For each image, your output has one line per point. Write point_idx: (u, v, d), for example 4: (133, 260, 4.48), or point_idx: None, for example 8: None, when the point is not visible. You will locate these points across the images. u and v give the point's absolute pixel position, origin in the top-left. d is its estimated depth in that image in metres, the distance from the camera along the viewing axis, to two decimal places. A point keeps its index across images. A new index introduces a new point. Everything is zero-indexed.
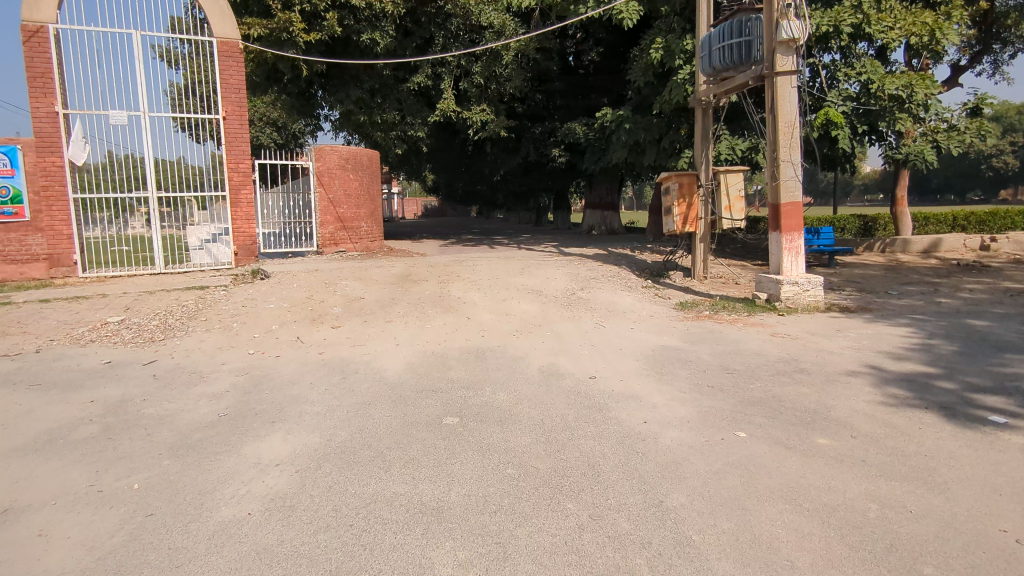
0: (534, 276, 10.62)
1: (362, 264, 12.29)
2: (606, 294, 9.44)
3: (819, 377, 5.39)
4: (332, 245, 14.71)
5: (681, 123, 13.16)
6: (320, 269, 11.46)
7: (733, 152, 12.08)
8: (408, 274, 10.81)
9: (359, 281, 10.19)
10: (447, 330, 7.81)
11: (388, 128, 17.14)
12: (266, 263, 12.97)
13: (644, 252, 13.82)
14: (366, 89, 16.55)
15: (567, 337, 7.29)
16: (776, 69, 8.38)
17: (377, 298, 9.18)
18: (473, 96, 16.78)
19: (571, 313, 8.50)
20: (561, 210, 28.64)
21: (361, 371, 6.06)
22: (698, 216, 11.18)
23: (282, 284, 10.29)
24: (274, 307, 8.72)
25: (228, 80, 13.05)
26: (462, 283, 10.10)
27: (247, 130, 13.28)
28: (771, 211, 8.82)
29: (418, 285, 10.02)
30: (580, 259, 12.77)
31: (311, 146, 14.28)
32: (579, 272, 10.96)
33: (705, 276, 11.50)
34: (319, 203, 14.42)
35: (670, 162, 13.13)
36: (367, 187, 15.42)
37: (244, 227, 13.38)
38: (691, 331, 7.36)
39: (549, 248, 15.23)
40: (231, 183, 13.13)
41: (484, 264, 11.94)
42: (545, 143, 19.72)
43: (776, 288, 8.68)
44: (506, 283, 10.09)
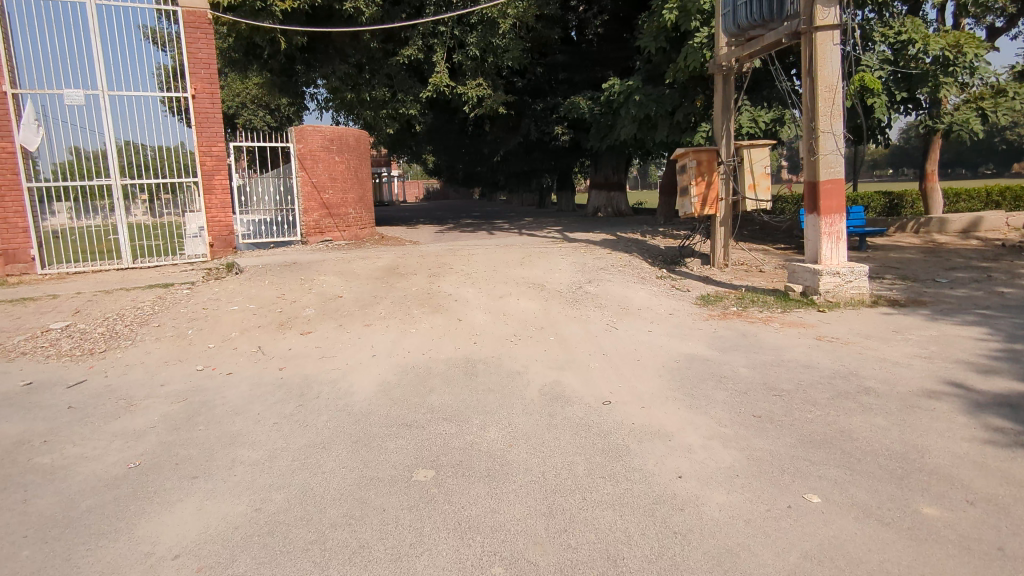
0: (535, 267, 9.49)
1: (347, 255, 11.19)
2: (617, 287, 8.33)
3: (893, 401, 4.27)
4: (317, 234, 13.59)
5: (697, 94, 11.93)
6: (299, 262, 10.38)
7: (757, 125, 10.85)
8: (395, 266, 9.70)
9: (338, 276, 9.10)
10: (435, 335, 6.74)
11: (377, 106, 15.96)
12: (243, 255, 11.88)
13: (656, 237, 12.68)
14: (353, 64, 15.46)
15: (573, 343, 6.19)
16: (815, 24, 7.15)
17: (357, 296, 8.10)
18: (469, 70, 15.54)
19: (577, 311, 7.42)
20: (564, 191, 27.41)
21: (324, 395, 5.00)
22: (718, 197, 9.99)
23: (254, 280, 9.21)
24: (238, 309, 7.64)
25: (196, 54, 11.82)
26: (455, 276, 9.00)
27: (219, 109, 12.09)
28: (808, 190, 7.63)
29: (405, 279, 8.93)
30: (586, 245, 11.64)
31: (291, 127, 13.09)
32: (586, 262, 9.85)
33: (725, 263, 10.35)
34: (302, 188, 13.28)
35: (684, 137, 11.91)
36: (354, 170, 14.22)
37: (220, 216, 12.27)
38: (719, 335, 6.26)
39: (552, 234, 14.08)
40: (203, 168, 11.98)
41: (480, 253, 10.82)
42: (547, 120, 18.51)
43: (813, 279, 7.54)
44: (504, 276, 8.99)
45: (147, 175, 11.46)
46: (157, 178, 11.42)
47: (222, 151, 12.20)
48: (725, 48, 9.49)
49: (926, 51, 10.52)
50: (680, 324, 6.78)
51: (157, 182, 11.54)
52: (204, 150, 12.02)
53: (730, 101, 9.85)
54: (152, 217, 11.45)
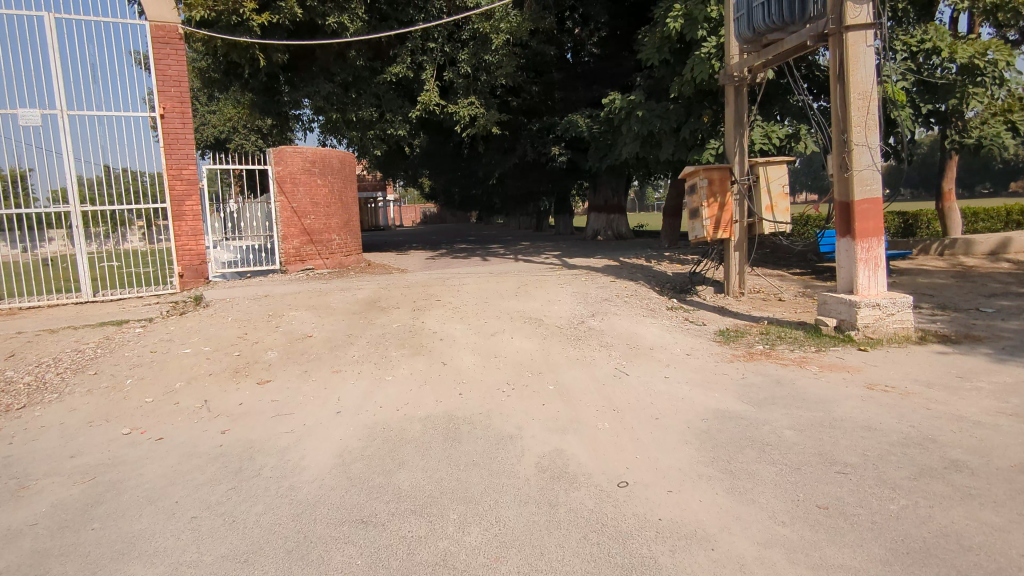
0: (532, 299, 8.53)
1: (326, 286, 10.23)
2: (624, 322, 7.37)
3: (997, 483, 3.28)
4: (298, 261, 12.64)
5: (704, 108, 11.11)
6: (272, 295, 9.41)
7: (771, 140, 10.02)
8: (376, 299, 8.73)
9: (313, 311, 8.12)
10: (414, 383, 5.75)
11: (364, 127, 15.22)
12: (215, 287, 10.97)
13: (662, 262, 11.76)
14: (338, 83, 14.64)
15: (576, 395, 5.21)
16: (846, 22, 6.30)
17: (329, 336, 7.11)
18: (461, 88, 14.80)
19: (580, 351, 6.45)
20: (561, 214, 26.62)
21: (268, 472, 4.00)
22: (732, 219, 9.09)
23: (217, 316, 8.21)
24: (190, 353, 6.63)
25: (164, 71, 11.03)
26: (442, 310, 8.04)
27: (190, 130, 11.27)
28: (840, 210, 6.72)
29: (386, 314, 7.96)
30: (588, 273, 10.70)
31: (269, 148, 12.25)
32: (588, 291, 8.90)
33: (741, 291, 9.41)
34: (281, 214, 12.36)
35: (690, 155, 11.07)
36: (338, 194, 13.35)
37: (190, 244, 11.42)
38: (750, 383, 5.28)
39: (550, 259, 13.16)
40: (172, 193, 11.15)
41: (471, 283, 9.87)
42: (543, 140, 17.75)
43: (849, 312, 6.58)
44: (497, 310, 8.03)
45: (108, 200, 10.60)
46: (119, 204, 10.61)
47: (195, 173, 11.37)
48: (738, 57, 8.70)
49: (952, 60, 9.77)
50: (702, 367, 5.81)
51: (120, 209, 10.71)
52: (171, 173, 11.15)
53: (743, 114, 9.02)
54: (114, 245, 10.54)
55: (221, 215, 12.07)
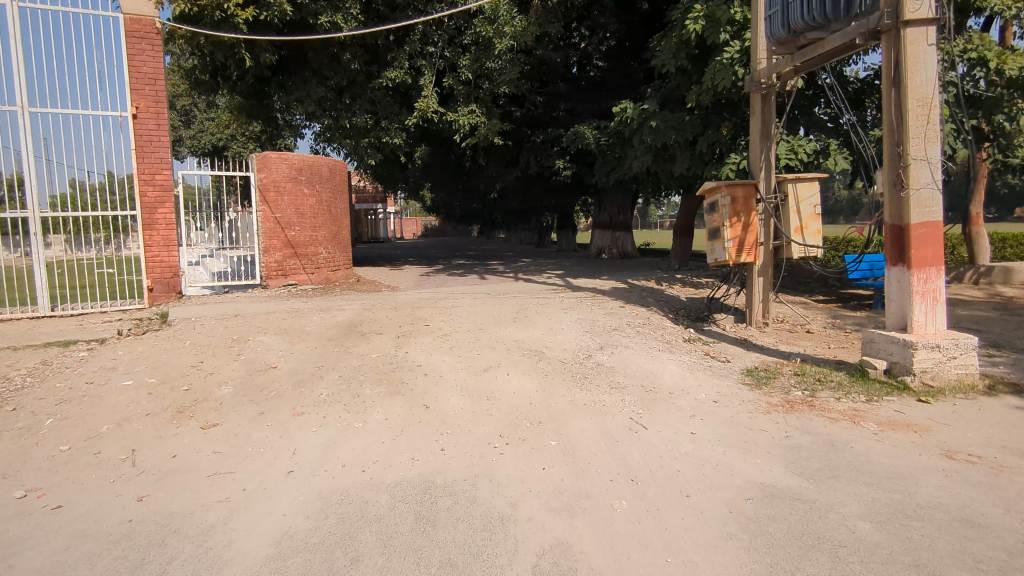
0: (532, 326, 7.58)
1: (306, 305, 9.30)
2: (638, 357, 6.42)
3: None
4: (280, 276, 11.72)
5: (721, 121, 10.28)
6: (244, 314, 8.46)
7: (798, 155, 9.13)
8: (356, 323, 7.77)
9: (284, 336, 7.15)
10: (388, 432, 4.77)
11: (358, 135, 14.39)
12: (186, 303, 10.05)
13: (674, 286, 10.84)
14: (331, 87, 13.85)
15: (583, 457, 4.25)
16: (903, 17, 5.43)
17: (297, 368, 6.14)
18: (461, 95, 14.01)
19: (588, 394, 5.50)
20: (564, 230, 25.74)
21: (178, 570, 3.01)
22: (757, 241, 8.17)
23: (175, 338, 7.22)
24: (131, 386, 5.63)
25: (138, 68, 10.19)
26: (430, 338, 7.10)
27: (165, 132, 10.40)
28: (891, 234, 5.78)
29: (366, 341, 7.00)
30: (594, 296, 9.77)
31: (253, 154, 11.40)
32: (595, 319, 7.95)
33: (765, 321, 8.46)
34: (263, 224, 11.46)
35: (707, 170, 10.21)
36: (327, 205, 12.45)
37: (162, 255, 10.51)
38: (797, 445, 4.31)
39: (552, 280, 12.23)
40: (143, 200, 10.28)
41: (466, 305, 8.94)
42: (547, 153, 16.96)
43: (903, 354, 5.62)
44: (492, 339, 7.08)
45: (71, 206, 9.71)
46: (82, 210, 9.72)
47: (170, 178, 10.51)
48: (766, 62, 7.87)
49: (999, 72, 8.94)
50: (736, 421, 4.83)
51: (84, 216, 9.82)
52: (143, 178, 10.29)
53: (771, 125, 8.14)
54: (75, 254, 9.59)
55: (197, 224, 11.12)
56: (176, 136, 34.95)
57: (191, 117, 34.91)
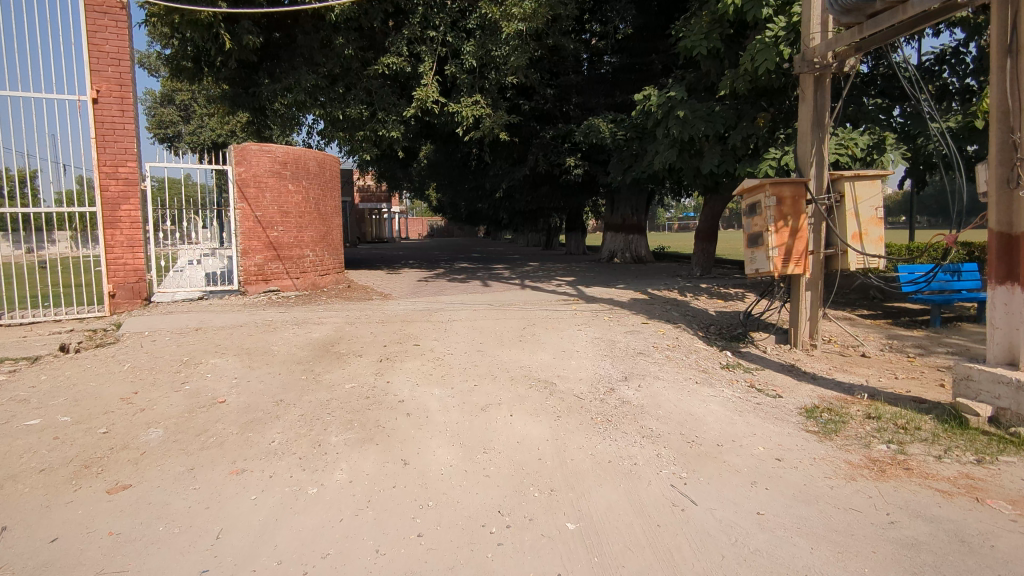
0: (541, 349, 6.39)
1: (283, 316, 8.16)
2: (671, 393, 5.23)
3: None
4: (259, 281, 10.53)
5: (756, 112, 9.11)
6: (207, 328, 7.31)
7: (851, 149, 7.91)
8: (334, 342, 6.60)
9: (243, 358, 5.98)
10: (350, 504, 3.60)
11: (353, 127, 13.28)
12: (149, 312, 8.91)
13: (701, 299, 9.64)
14: (323, 75, 12.76)
15: (613, 555, 3.07)
16: None
17: (250, 402, 4.96)
18: (464, 85, 12.90)
19: (612, 445, 4.30)
20: (573, 232, 24.55)
21: None
22: (806, 250, 6.94)
23: (114, 358, 6.06)
24: (36, 426, 4.47)
25: (100, 46, 9.09)
26: (418, 363, 5.92)
27: (130, 119, 9.31)
28: (998, 244, 4.57)
29: (341, 367, 5.84)
30: (611, 309, 8.59)
31: (231, 145, 10.26)
32: (615, 341, 6.74)
33: (813, 344, 7.22)
34: (242, 223, 10.30)
35: (740, 167, 9.03)
36: (315, 203, 11.29)
37: (125, 258, 9.37)
38: (910, 540, 3.12)
39: (563, 288, 11.05)
40: (105, 195, 9.18)
41: (465, 319, 7.79)
42: (558, 150, 15.84)
43: (1018, 400, 4.38)
44: (493, 365, 5.90)
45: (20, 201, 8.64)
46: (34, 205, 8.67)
47: (137, 170, 9.40)
48: (821, 37, 6.67)
49: None
50: (813, 494, 3.63)
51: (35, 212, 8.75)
52: (104, 170, 9.17)
53: (824, 112, 6.92)
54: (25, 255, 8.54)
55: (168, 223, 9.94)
56: (175, 131, 34.07)
57: (190, 111, 34.02)
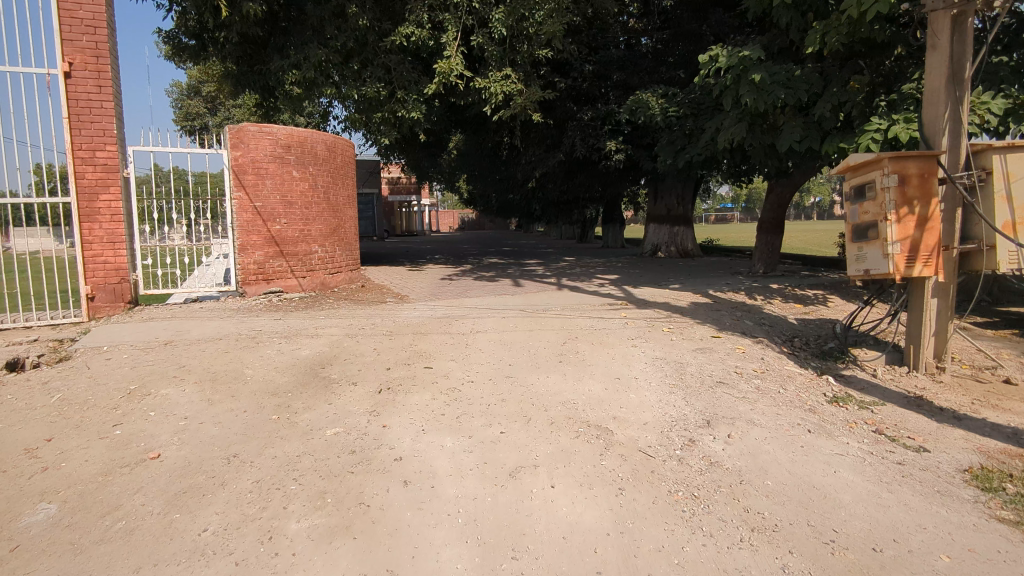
0: (587, 377, 4.91)
1: (274, 325, 6.82)
2: (777, 449, 3.70)
3: None
4: (260, 281, 9.28)
5: (848, 75, 7.43)
6: (179, 341, 6.01)
7: (983, 115, 6.19)
8: (325, 365, 5.23)
9: (205, 388, 4.65)
10: None
11: (370, 108, 12.01)
12: (132, 318, 7.73)
13: (774, 305, 8.01)
14: (336, 49, 11.45)
15: None
16: None
17: (192, 458, 3.61)
18: (493, 58, 11.43)
19: (708, 550, 2.81)
20: (610, 224, 22.92)
21: None
22: (938, 246, 5.27)
23: (45, 385, 4.78)
24: None
25: (72, 11, 7.88)
26: (427, 397, 4.50)
27: (108, 95, 8.10)
28: None
29: (326, 401, 4.46)
30: (670, 317, 7.04)
31: (226, 127, 9.02)
32: (684, 365, 5.21)
33: (940, 367, 5.54)
34: (239, 215, 9.04)
35: (827, 143, 7.38)
36: (324, 192, 9.99)
37: (107, 255, 8.22)
38: None
39: (605, 289, 9.51)
40: (81, 183, 8.02)
41: (491, 331, 6.35)
42: (596, 132, 14.27)
43: None
44: (527, 400, 4.45)
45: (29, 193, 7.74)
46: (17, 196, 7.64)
47: (117, 154, 8.21)
48: None
49: None
50: None
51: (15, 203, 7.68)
52: (79, 154, 8.00)
53: (963, 63, 5.25)
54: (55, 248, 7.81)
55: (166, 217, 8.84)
56: (202, 123, 33.38)
57: (217, 103, 33.24)
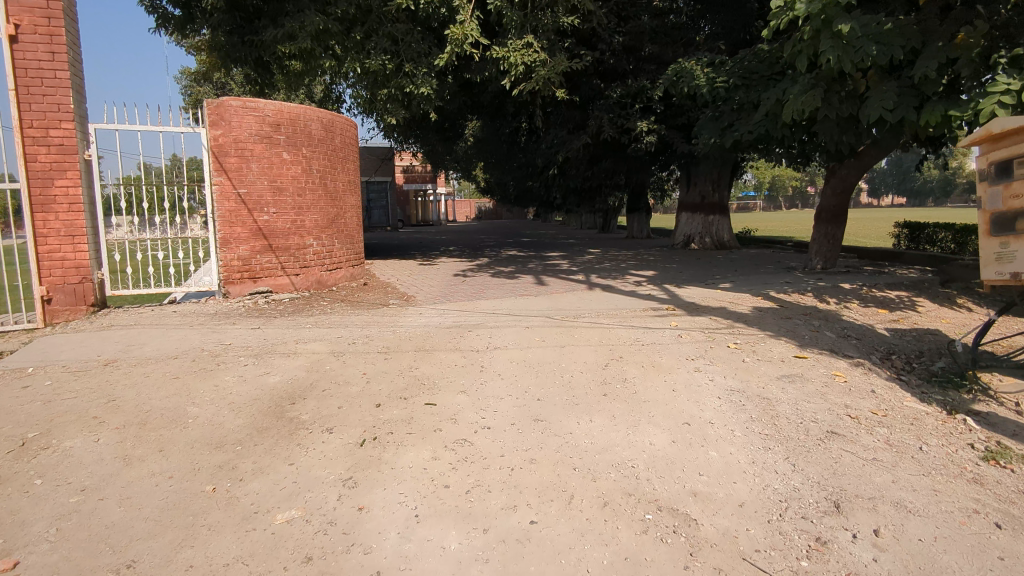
0: (646, 423, 3.60)
1: (249, 337, 5.60)
2: (965, 566, 2.37)
3: None
4: (247, 279, 8.10)
5: (953, 28, 6.02)
6: (123, 361, 4.80)
7: None
8: (295, 400, 3.97)
9: (127, 436, 3.42)
10: None
11: (375, 84, 10.79)
12: (91, 325, 6.57)
13: (851, 311, 6.63)
14: (336, 17, 10.17)
15: None
16: None
17: (66, 569, 2.39)
18: (513, 25, 10.07)
19: None
20: (635, 213, 21.47)
21: None
22: None
23: None
24: None
25: None
26: (426, 454, 3.24)
27: (63, 64, 6.91)
28: None
29: (286, 461, 3.21)
30: (732, 329, 5.71)
31: (206, 101, 7.79)
32: (773, 402, 3.87)
33: None
34: (220, 204, 7.83)
35: (927, 111, 5.96)
36: (321, 177, 8.76)
37: (66, 250, 7.06)
38: None
39: (644, 288, 8.16)
40: (33, 166, 6.85)
41: (511, 348, 5.08)
42: (626, 110, 12.88)
43: None
44: (564, 460, 3.17)
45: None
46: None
47: (76, 133, 7.05)
48: None
49: None
50: None
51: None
52: (30, 132, 6.82)
53: None
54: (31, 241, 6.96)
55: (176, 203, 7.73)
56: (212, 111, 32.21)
57: (227, 90, 32.01)
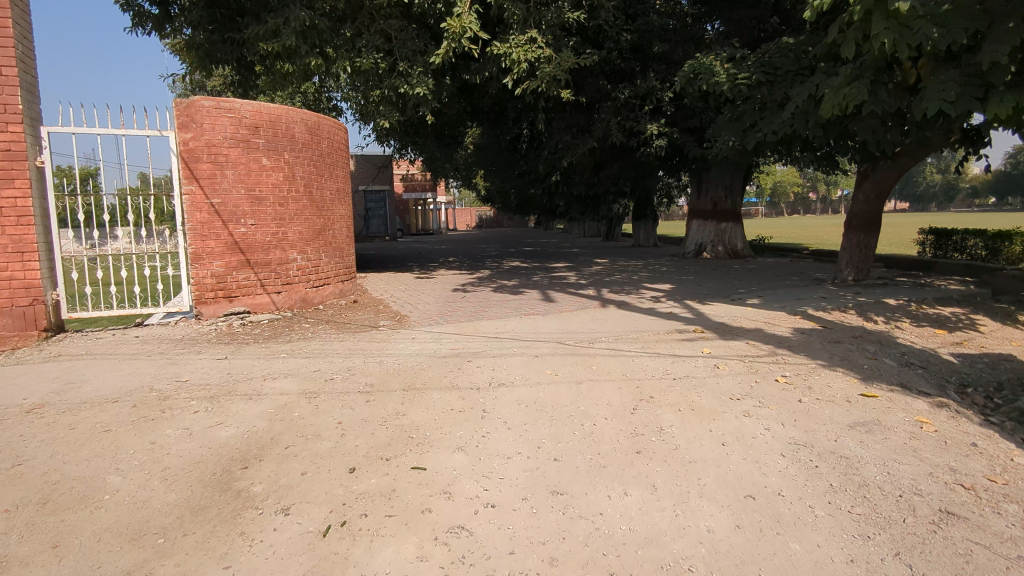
0: (697, 498, 2.76)
1: (211, 371, 4.77)
2: None
3: None
4: (222, 298, 7.28)
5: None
6: (51, 408, 3.96)
7: None
8: (248, 463, 3.14)
9: (13, 527, 2.58)
10: None
11: (368, 83, 10.06)
12: (38, 354, 5.73)
13: (905, 332, 5.80)
14: (324, 13, 9.42)
15: None
16: None
17: None
18: (515, 19, 9.33)
19: None
20: (642, 220, 20.67)
21: None
22: None
23: None
24: None
25: None
26: (409, 552, 2.41)
27: (9, 60, 6.04)
28: None
29: (220, 565, 2.36)
30: (776, 357, 4.88)
31: (176, 100, 6.99)
32: (854, 464, 3.04)
33: None
34: (192, 215, 7.01)
35: (995, 103, 5.16)
36: (306, 185, 7.97)
37: (13, 269, 6.20)
38: None
39: (663, 305, 7.33)
40: None
41: (518, 385, 4.25)
42: (634, 112, 12.12)
43: None
44: (597, 561, 2.34)
45: None
46: None
47: (24, 137, 6.19)
48: None
49: None
50: None
51: None
52: None
53: None
54: None
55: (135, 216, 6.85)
56: None
57: None
